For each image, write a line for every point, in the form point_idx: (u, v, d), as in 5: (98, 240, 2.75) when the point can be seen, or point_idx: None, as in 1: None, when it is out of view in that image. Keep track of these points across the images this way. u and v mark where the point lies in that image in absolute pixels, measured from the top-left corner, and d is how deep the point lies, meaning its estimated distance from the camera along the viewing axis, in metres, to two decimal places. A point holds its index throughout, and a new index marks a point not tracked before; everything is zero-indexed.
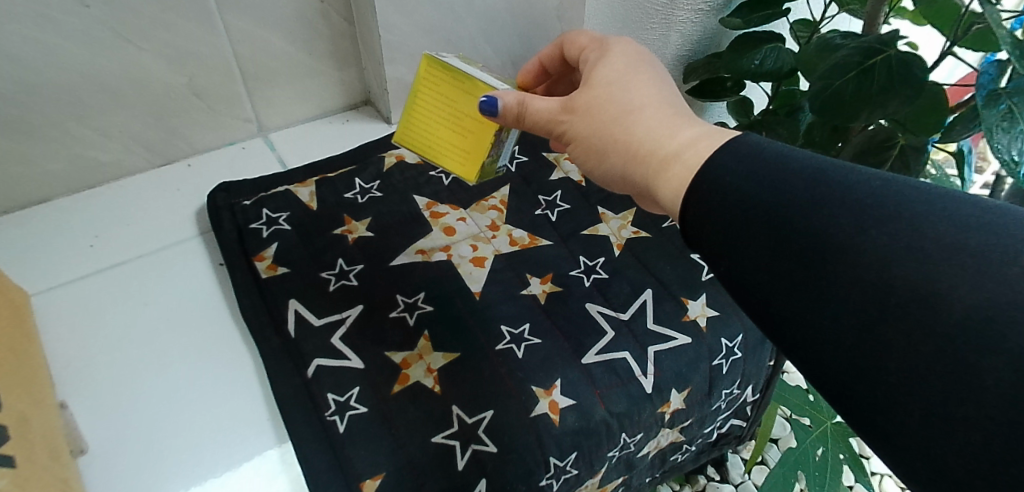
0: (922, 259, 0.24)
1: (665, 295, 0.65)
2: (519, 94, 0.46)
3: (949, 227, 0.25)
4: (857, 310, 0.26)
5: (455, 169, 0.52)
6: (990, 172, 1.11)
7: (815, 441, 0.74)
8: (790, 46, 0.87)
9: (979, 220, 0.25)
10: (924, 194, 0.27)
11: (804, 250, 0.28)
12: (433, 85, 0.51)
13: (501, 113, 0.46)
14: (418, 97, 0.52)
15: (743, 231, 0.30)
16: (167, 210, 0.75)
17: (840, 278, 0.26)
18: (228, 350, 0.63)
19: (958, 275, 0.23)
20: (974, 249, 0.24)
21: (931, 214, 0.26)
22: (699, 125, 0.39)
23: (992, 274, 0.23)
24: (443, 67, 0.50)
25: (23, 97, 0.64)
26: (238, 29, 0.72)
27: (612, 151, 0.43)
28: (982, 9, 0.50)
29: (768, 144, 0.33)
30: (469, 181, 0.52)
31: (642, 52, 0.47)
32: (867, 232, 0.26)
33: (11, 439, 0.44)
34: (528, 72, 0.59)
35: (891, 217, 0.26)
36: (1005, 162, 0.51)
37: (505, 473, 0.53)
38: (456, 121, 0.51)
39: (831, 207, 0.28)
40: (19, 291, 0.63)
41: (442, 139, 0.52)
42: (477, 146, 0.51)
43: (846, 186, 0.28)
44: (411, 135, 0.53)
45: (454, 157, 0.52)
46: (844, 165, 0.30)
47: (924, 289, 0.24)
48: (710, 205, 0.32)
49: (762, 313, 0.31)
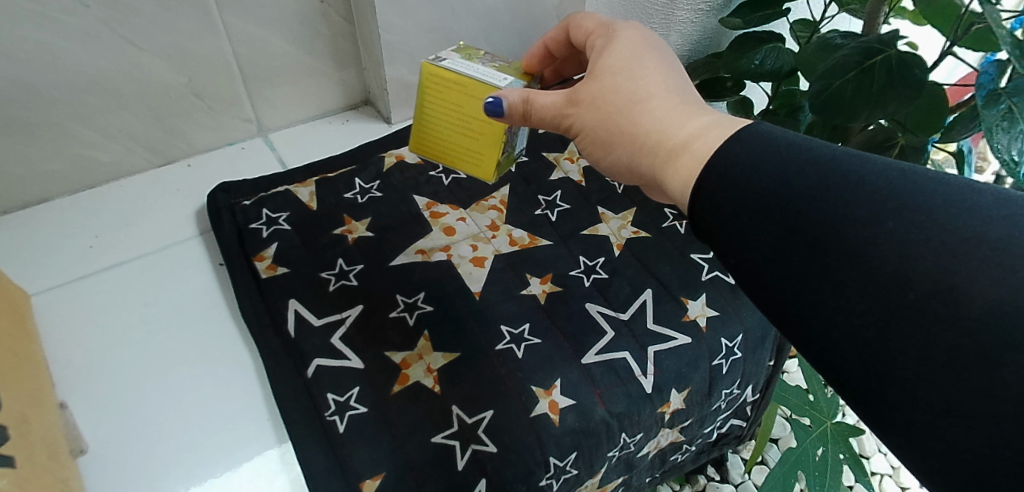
0: (941, 250, 0.24)
1: (665, 295, 0.65)
2: (524, 91, 0.47)
3: (964, 217, 0.25)
4: (873, 304, 0.26)
5: (473, 173, 0.54)
6: (990, 172, 1.11)
7: (815, 441, 0.74)
8: (790, 45, 0.87)
9: (994, 210, 0.25)
10: (940, 183, 0.27)
11: (816, 241, 0.28)
12: (436, 92, 0.51)
13: (506, 113, 0.47)
14: (424, 107, 0.52)
15: (755, 224, 0.30)
16: (167, 209, 0.75)
17: (856, 271, 0.26)
18: (228, 350, 0.63)
19: (977, 268, 0.23)
20: (994, 240, 0.24)
21: (946, 204, 0.26)
22: (706, 114, 0.39)
23: (1011, 267, 0.22)
24: (443, 74, 0.50)
25: (23, 97, 0.64)
26: (238, 29, 0.72)
27: (619, 143, 0.43)
28: (982, 9, 0.49)
29: (780, 132, 0.33)
30: (488, 181, 0.54)
31: (649, 40, 0.46)
32: (883, 223, 0.26)
33: (10, 439, 0.44)
34: (533, 56, 0.57)
35: (905, 206, 0.26)
36: (1004, 162, 0.52)
37: (506, 473, 0.53)
38: (465, 126, 0.52)
39: (845, 196, 0.28)
40: (20, 291, 0.63)
41: (455, 146, 0.53)
42: (490, 148, 0.52)
43: (860, 175, 0.28)
44: (424, 145, 0.55)
45: (471, 160, 0.54)
46: (857, 152, 0.30)
47: (943, 283, 0.24)
48: (721, 199, 0.32)
49: (774, 307, 0.31)
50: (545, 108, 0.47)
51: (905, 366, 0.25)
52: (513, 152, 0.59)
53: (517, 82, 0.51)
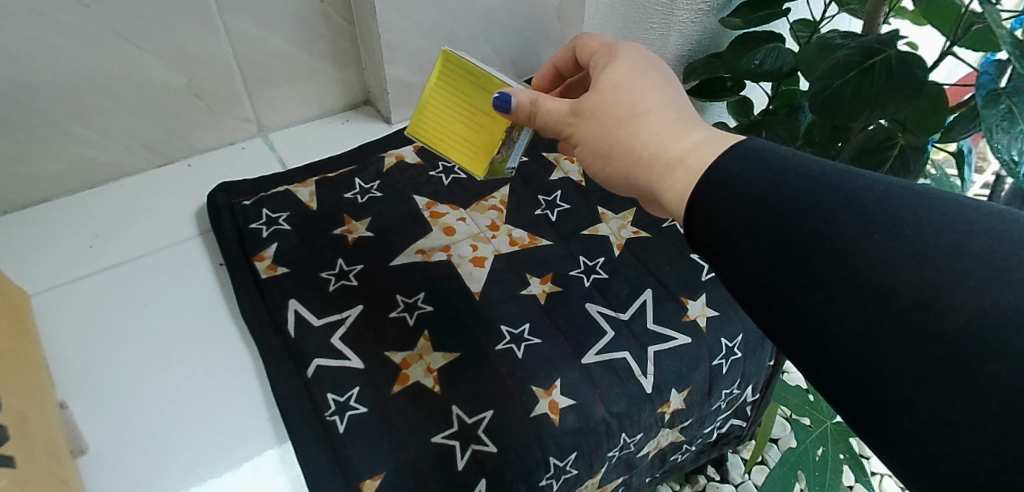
0: (926, 262, 0.24)
1: (665, 295, 0.65)
2: (532, 93, 0.48)
3: (952, 232, 0.25)
4: (859, 313, 0.26)
5: (462, 163, 0.53)
6: (990, 172, 1.12)
7: (815, 441, 0.74)
8: (790, 45, 0.87)
9: (983, 225, 0.25)
10: (931, 199, 0.27)
11: (807, 253, 0.28)
12: (448, 78, 0.51)
13: (513, 111, 0.48)
14: (433, 90, 0.52)
15: (746, 236, 0.30)
16: (168, 209, 0.75)
17: (843, 284, 0.26)
18: (228, 349, 0.63)
19: (962, 276, 0.23)
20: (978, 253, 0.23)
21: (934, 220, 0.25)
22: (702, 129, 0.39)
23: (995, 278, 0.22)
24: (462, 63, 0.50)
25: (23, 96, 0.64)
26: (238, 29, 0.72)
27: (617, 155, 0.43)
28: (982, 9, 0.49)
29: (772, 148, 0.33)
30: (475, 176, 0.53)
31: (649, 56, 0.46)
32: (871, 236, 0.26)
33: (10, 439, 0.44)
34: (542, 76, 0.60)
35: (893, 220, 0.26)
36: (1005, 162, 0.51)
37: (505, 473, 0.53)
38: (470, 116, 0.51)
39: (835, 211, 0.28)
40: (20, 291, 0.63)
41: (452, 131, 0.52)
42: (487, 142, 0.51)
43: (851, 190, 0.28)
44: (424, 124, 0.53)
45: (463, 150, 0.52)
46: (850, 169, 0.30)
47: (927, 294, 0.24)
48: (715, 213, 0.32)
49: (766, 316, 0.31)
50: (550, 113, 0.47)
51: (891, 370, 0.25)
52: (501, 163, 0.54)
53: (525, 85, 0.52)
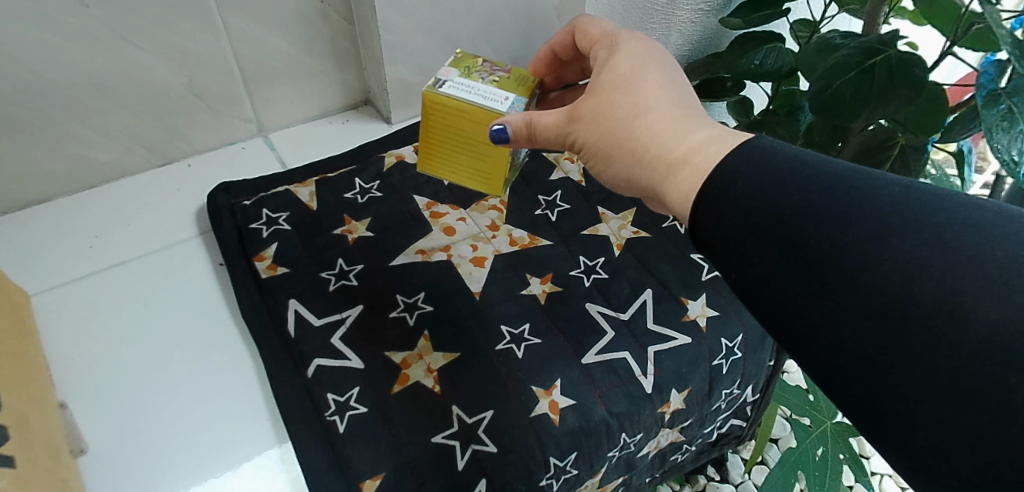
0: (945, 270, 0.24)
1: (665, 295, 0.65)
2: (526, 113, 0.47)
3: (971, 237, 0.25)
4: (872, 322, 0.26)
5: (481, 189, 0.55)
6: (990, 172, 1.12)
7: (815, 441, 0.74)
8: (790, 45, 0.87)
9: (1001, 229, 0.24)
10: (947, 202, 0.27)
11: (821, 259, 0.28)
12: (442, 119, 0.51)
13: (512, 139, 0.47)
14: (430, 131, 0.52)
15: (757, 240, 0.30)
16: (168, 209, 0.75)
17: (854, 291, 0.26)
18: (228, 348, 0.63)
19: (983, 287, 0.23)
20: (999, 260, 0.23)
21: (949, 224, 0.25)
22: (707, 126, 0.39)
23: (1012, 286, 0.22)
24: (447, 105, 0.49)
25: (22, 96, 0.64)
26: (238, 29, 0.72)
27: (620, 154, 0.43)
28: (982, 9, 0.49)
29: (780, 147, 0.33)
30: (496, 196, 0.56)
31: (651, 51, 0.46)
32: (888, 240, 0.26)
33: (11, 439, 0.44)
34: (539, 60, 0.59)
35: (908, 224, 0.26)
36: (1005, 162, 0.51)
37: (505, 474, 0.53)
38: (471, 148, 0.52)
39: (848, 214, 0.28)
40: (20, 292, 0.63)
41: (462, 165, 0.54)
42: (497, 168, 0.53)
43: (866, 194, 0.28)
44: (429, 160, 0.54)
45: (478, 180, 0.54)
46: (863, 170, 0.30)
47: (942, 301, 0.24)
48: (723, 217, 0.32)
49: (773, 320, 0.31)
50: (548, 127, 0.47)
51: (902, 372, 0.25)
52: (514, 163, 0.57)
53: (519, 100, 0.51)
